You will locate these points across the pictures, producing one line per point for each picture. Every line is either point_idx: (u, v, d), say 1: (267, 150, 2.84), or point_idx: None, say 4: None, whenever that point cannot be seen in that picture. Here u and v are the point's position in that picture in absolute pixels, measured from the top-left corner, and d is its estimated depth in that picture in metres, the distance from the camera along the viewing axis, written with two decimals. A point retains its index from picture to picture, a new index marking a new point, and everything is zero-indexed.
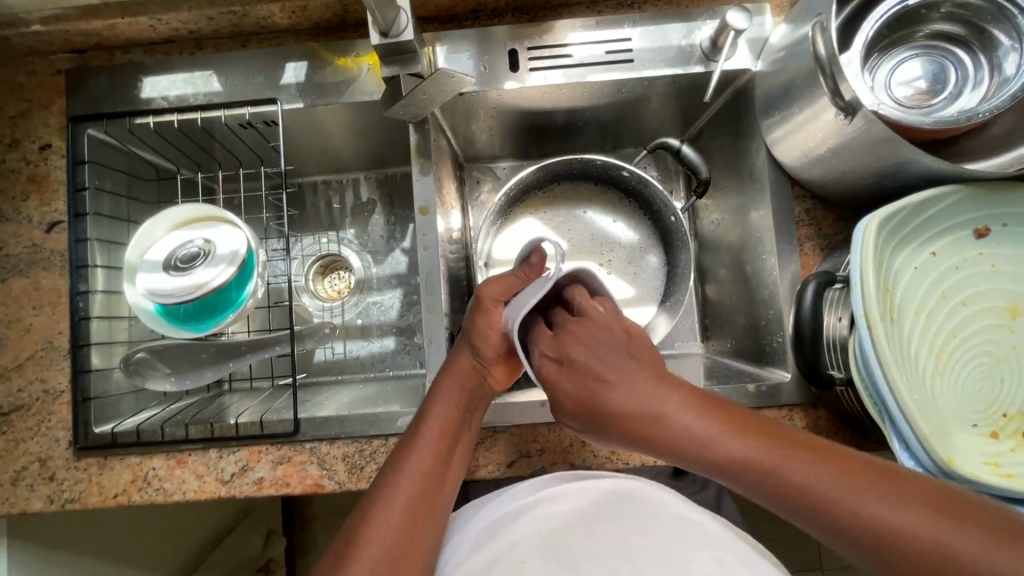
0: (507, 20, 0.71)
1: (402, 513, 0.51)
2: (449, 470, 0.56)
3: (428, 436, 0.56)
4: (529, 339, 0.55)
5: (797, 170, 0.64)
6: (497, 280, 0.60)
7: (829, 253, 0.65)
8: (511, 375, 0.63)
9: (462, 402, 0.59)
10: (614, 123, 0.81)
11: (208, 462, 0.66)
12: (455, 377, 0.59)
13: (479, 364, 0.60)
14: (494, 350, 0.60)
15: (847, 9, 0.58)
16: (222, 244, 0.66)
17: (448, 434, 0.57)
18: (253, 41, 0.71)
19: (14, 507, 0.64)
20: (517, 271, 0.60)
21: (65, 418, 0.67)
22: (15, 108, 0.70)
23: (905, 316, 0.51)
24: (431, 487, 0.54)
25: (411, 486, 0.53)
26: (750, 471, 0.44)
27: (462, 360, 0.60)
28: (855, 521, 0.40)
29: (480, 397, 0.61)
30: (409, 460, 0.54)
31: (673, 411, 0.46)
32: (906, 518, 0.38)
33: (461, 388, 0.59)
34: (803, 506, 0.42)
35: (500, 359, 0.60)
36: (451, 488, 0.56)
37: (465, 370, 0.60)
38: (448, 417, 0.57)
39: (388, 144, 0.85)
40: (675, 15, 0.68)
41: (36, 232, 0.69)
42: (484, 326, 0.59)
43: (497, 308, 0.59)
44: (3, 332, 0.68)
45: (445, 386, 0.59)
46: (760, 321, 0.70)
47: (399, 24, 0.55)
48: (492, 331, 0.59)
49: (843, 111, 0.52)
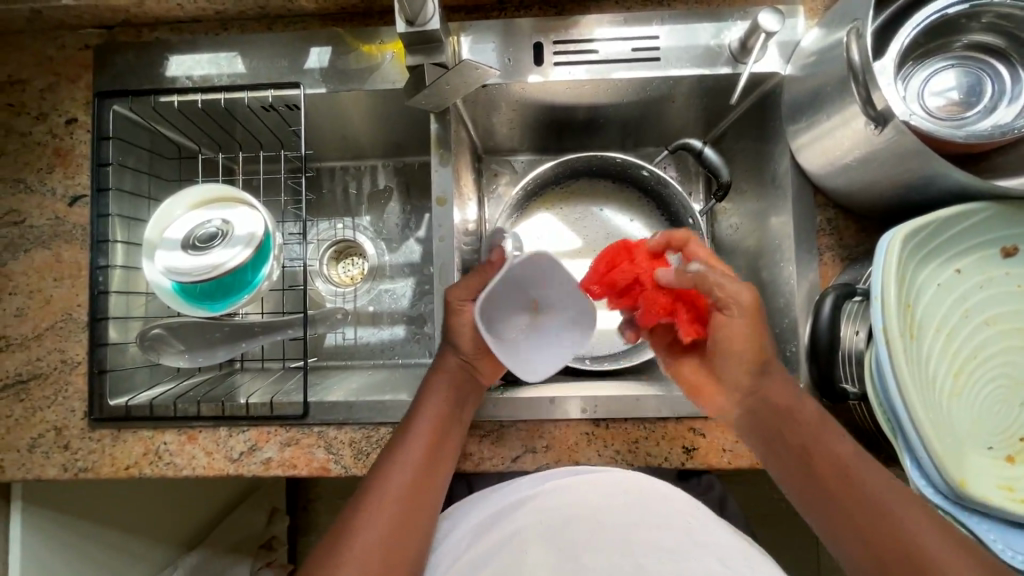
0: (534, 13, 0.69)
1: (392, 509, 0.53)
2: (439, 467, 0.57)
3: (418, 434, 0.57)
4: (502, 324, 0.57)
5: (821, 178, 0.63)
6: (465, 280, 0.60)
7: (848, 264, 0.64)
8: (498, 369, 0.63)
9: (452, 401, 0.60)
10: (636, 121, 0.81)
11: (217, 440, 0.67)
12: (442, 377, 0.60)
13: (463, 362, 0.61)
14: (474, 345, 0.61)
15: (884, 14, 0.56)
16: (239, 226, 0.67)
17: (438, 430, 0.58)
18: (279, 24, 0.71)
19: (29, 472, 0.66)
20: (478, 269, 0.60)
21: (81, 389, 0.68)
22: (42, 81, 0.71)
23: (924, 333, 0.50)
24: (420, 483, 0.55)
25: (402, 482, 0.54)
26: (845, 484, 0.49)
27: (446, 360, 0.61)
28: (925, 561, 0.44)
29: (469, 395, 0.61)
30: (404, 454, 0.56)
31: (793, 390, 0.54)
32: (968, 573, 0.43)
33: (452, 387, 0.60)
34: (884, 533, 0.46)
35: (481, 352, 0.61)
36: (439, 484, 0.57)
37: (452, 370, 0.60)
38: (435, 417, 0.58)
39: (408, 133, 0.85)
40: (705, 14, 0.66)
41: (59, 205, 0.70)
42: (460, 325, 0.60)
43: (465, 308, 0.60)
44: (24, 301, 0.69)
45: (435, 384, 0.60)
46: (774, 328, 0.69)
47: (425, 13, 0.54)
48: (466, 329, 0.60)
49: (873, 121, 0.51)
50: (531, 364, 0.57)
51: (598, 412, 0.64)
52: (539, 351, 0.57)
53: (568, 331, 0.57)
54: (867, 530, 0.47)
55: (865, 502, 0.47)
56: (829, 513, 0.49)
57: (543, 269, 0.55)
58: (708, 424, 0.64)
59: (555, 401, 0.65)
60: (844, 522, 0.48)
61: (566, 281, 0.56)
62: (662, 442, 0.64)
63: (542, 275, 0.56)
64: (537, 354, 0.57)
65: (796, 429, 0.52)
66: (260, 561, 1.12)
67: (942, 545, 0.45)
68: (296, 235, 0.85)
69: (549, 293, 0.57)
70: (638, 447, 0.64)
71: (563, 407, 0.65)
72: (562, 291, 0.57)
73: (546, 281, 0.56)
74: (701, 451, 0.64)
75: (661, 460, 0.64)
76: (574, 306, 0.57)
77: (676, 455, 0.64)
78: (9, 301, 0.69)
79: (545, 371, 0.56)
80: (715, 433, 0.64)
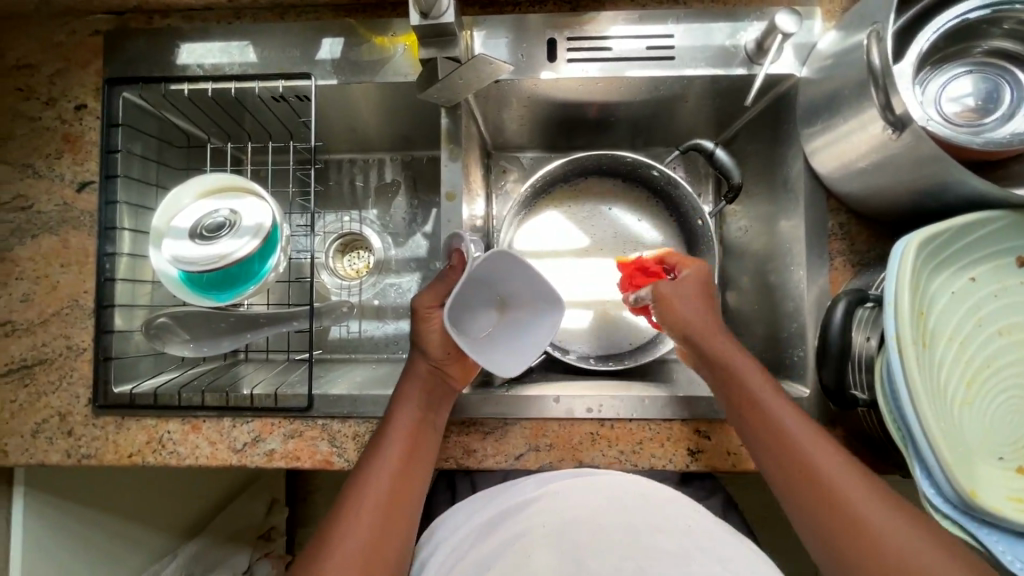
0: (548, 9, 0.68)
1: (370, 516, 0.55)
2: (416, 471, 0.59)
3: (393, 440, 0.59)
4: (472, 322, 0.63)
5: (833, 182, 0.63)
6: (431, 288, 0.62)
7: (860, 270, 0.64)
8: (467, 373, 0.63)
9: (425, 405, 0.61)
10: (647, 120, 0.80)
11: (221, 430, 0.66)
12: (414, 383, 0.62)
13: (433, 367, 0.62)
14: (442, 349, 0.62)
15: (904, 17, 0.56)
16: (247, 216, 0.67)
17: (413, 434, 0.60)
18: (291, 14, 0.71)
19: (32, 457, 0.66)
20: (440, 276, 0.63)
21: (86, 375, 0.68)
22: (52, 66, 0.71)
23: (938, 342, 0.50)
24: (398, 488, 0.57)
25: (379, 488, 0.56)
26: (803, 471, 0.51)
27: (417, 366, 0.62)
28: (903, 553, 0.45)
29: (444, 397, 0.63)
30: (380, 461, 0.58)
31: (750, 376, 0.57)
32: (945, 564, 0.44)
33: (424, 392, 0.62)
34: (840, 519, 0.48)
35: (451, 356, 0.62)
36: (416, 489, 0.59)
37: (422, 376, 0.62)
38: (408, 423, 0.60)
39: (417, 127, 0.84)
40: (721, 14, 0.66)
41: (67, 191, 0.70)
42: (428, 331, 0.62)
43: (433, 314, 0.62)
44: (30, 286, 0.69)
45: (406, 390, 0.61)
46: (782, 332, 0.69)
47: (440, 5, 0.54)
48: (433, 334, 0.62)
49: (891, 125, 0.50)
50: (510, 357, 0.60)
51: (603, 412, 0.64)
52: (514, 344, 0.61)
53: (538, 322, 0.61)
54: (826, 516, 0.49)
55: (821, 488, 0.49)
56: (793, 498, 0.51)
57: (502, 265, 0.59)
58: (712, 427, 0.64)
59: (561, 400, 0.65)
60: (810, 510, 0.50)
61: (522, 273, 0.60)
62: (666, 443, 0.64)
63: (499, 271, 0.60)
64: (514, 348, 0.60)
65: (754, 415, 0.55)
66: (259, 551, 1.12)
67: (902, 530, 0.46)
68: (303, 227, 0.85)
69: (513, 289, 0.62)
70: (642, 448, 0.64)
71: (569, 406, 0.65)
72: (522, 283, 0.61)
73: (506, 277, 0.61)
74: (706, 454, 0.64)
75: (666, 462, 0.64)
76: (536, 296, 0.61)
77: (681, 458, 0.63)
78: (16, 286, 0.69)
79: (525, 362, 0.59)
80: (719, 436, 0.64)
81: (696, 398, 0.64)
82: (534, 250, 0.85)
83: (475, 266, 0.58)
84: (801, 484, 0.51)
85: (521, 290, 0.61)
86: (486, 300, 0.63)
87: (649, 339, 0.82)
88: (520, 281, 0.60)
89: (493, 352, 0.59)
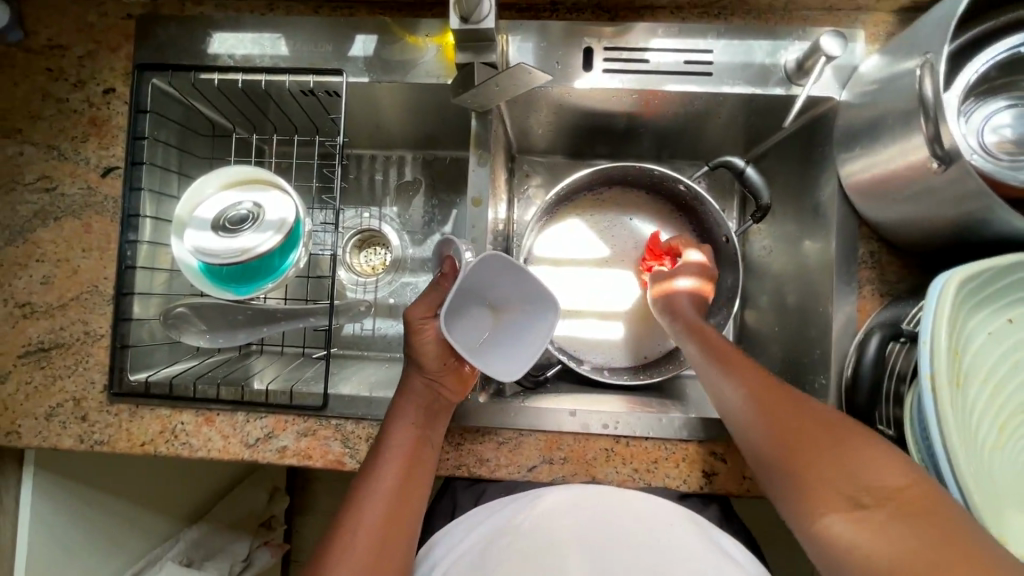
0: (586, 17, 0.67)
1: (370, 538, 0.55)
2: (413, 489, 0.59)
3: (389, 457, 0.59)
4: (465, 330, 0.62)
5: (868, 210, 0.62)
6: (422, 299, 0.62)
7: (888, 300, 0.63)
8: (464, 384, 0.63)
9: (421, 421, 0.61)
10: (676, 133, 0.79)
11: (234, 425, 0.66)
12: (409, 399, 0.61)
13: (429, 381, 0.62)
14: (437, 361, 0.62)
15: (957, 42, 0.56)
16: (271, 210, 0.66)
17: (409, 452, 0.60)
18: (325, 9, 0.70)
19: (45, 440, 0.66)
20: (433, 285, 0.63)
21: (102, 361, 0.68)
22: (82, 48, 0.70)
23: (971, 383, 0.48)
24: (396, 508, 0.58)
25: (376, 510, 0.57)
26: (774, 419, 0.52)
27: (412, 382, 0.62)
28: (848, 467, 0.45)
29: (442, 411, 0.62)
30: (377, 480, 0.58)
31: (723, 348, 0.61)
32: (893, 480, 0.43)
33: (421, 409, 0.61)
34: (809, 459, 0.48)
35: (447, 369, 0.62)
36: (416, 507, 0.59)
37: (419, 391, 0.62)
38: (405, 439, 0.60)
39: (443, 128, 0.83)
40: (762, 31, 0.64)
41: (92, 175, 0.69)
42: (422, 342, 0.62)
43: (428, 324, 0.62)
44: (51, 269, 0.68)
45: (402, 407, 0.61)
46: (805, 357, 0.68)
47: (479, 10, 0.53)
48: (430, 345, 0.61)
49: (938, 159, 0.49)
50: (506, 364, 0.60)
51: (619, 428, 0.64)
52: (509, 351, 0.61)
53: (530, 325, 0.62)
54: (797, 459, 0.49)
55: (791, 433, 0.50)
56: (771, 452, 0.51)
57: (494, 270, 0.61)
58: (728, 450, 0.63)
59: (577, 413, 0.64)
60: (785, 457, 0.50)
61: (514, 278, 0.61)
62: (681, 463, 0.63)
63: (489, 277, 0.62)
64: (508, 355, 0.61)
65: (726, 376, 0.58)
66: (259, 539, 1.12)
67: (874, 464, 0.45)
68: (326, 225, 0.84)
69: (505, 296, 0.63)
70: (657, 467, 0.63)
71: (585, 421, 0.64)
72: (513, 288, 0.62)
73: (495, 283, 0.63)
74: (720, 476, 0.63)
75: (680, 482, 0.63)
76: (525, 300, 0.63)
77: (694, 479, 0.63)
78: (36, 268, 0.68)
79: (521, 368, 0.59)
80: (735, 459, 0.63)
81: (714, 419, 0.64)
82: (564, 257, 0.84)
83: (466, 273, 0.60)
84: (774, 434, 0.51)
85: (512, 295, 0.63)
86: (477, 311, 0.64)
87: (663, 354, 0.81)
88: (511, 285, 0.62)
89: (485, 357, 0.60)
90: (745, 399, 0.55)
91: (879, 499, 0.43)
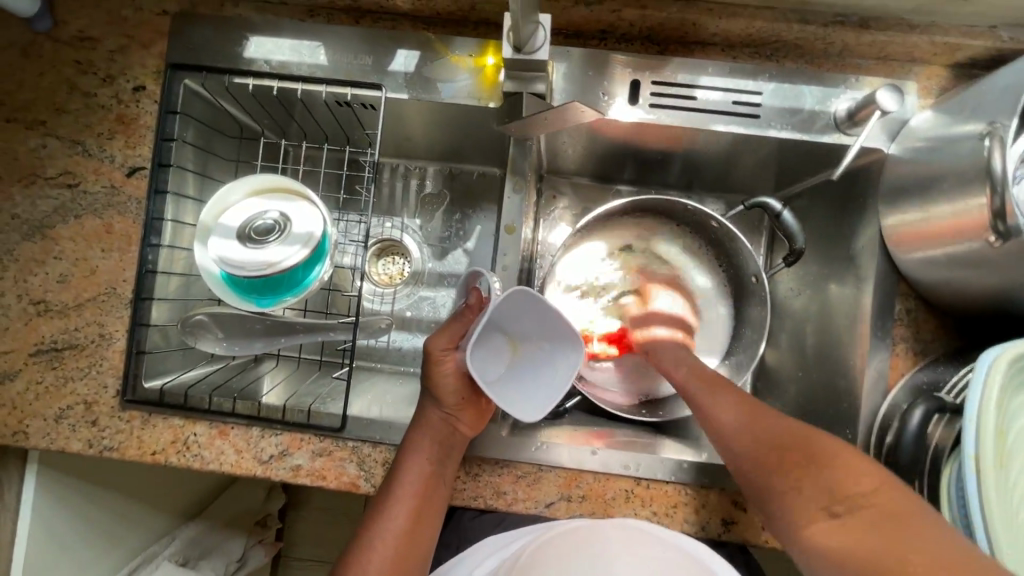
0: (635, 48, 0.65)
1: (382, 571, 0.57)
2: (426, 523, 0.60)
3: (404, 494, 0.59)
4: (482, 360, 0.60)
5: (909, 269, 0.61)
6: (446, 328, 0.61)
7: (921, 359, 0.63)
8: (479, 418, 0.63)
9: (436, 457, 0.60)
10: (712, 169, 0.77)
11: (248, 440, 0.65)
12: (423, 434, 0.61)
13: (446, 415, 0.61)
14: (456, 396, 0.61)
15: None
16: (299, 222, 0.65)
17: (421, 488, 0.60)
18: (367, 19, 0.68)
19: (53, 443, 0.65)
20: (456, 316, 0.62)
21: (116, 366, 0.66)
22: (113, 41, 0.68)
23: (1013, 462, 0.48)
24: (407, 543, 0.59)
25: (389, 545, 0.58)
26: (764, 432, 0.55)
27: (430, 414, 0.61)
28: (825, 481, 0.50)
29: (456, 447, 0.62)
30: (391, 516, 0.59)
31: (703, 375, 0.64)
32: (868, 483, 0.48)
33: (435, 444, 0.61)
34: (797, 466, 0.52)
35: (465, 403, 0.62)
36: (427, 536, 0.61)
37: (434, 425, 0.61)
38: (417, 474, 0.60)
39: (474, 145, 0.81)
40: (812, 77, 0.63)
41: (116, 174, 0.67)
42: (443, 372, 0.61)
43: (449, 356, 0.61)
44: (68, 268, 0.67)
45: (417, 440, 0.60)
46: (829, 408, 0.67)
47: (534, 41, 0.52)
48: (447, 379, 0.61)
49: (998, 233, 0.48)
50: (522, 404, 0.57)
51: (640, 470, 0.63)
52: (522, 389, 0.58)
53: (549, 362, 0.59)
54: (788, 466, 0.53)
55: (781, 444, 0.54)
56: (758, 461, 0.54)
57: (521, 304, 0.58)
58: (750, 500, 0.63)
59: (598, 452, 0.64)
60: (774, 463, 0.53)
61: (539, 313, 0.58)
62: (701, 510, 0.63)
63: (510, 310, 0.59)
64: (522, 393, 0.58)
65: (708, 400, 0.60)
66: (255, 537, 1.11)
67: (856, 469, 0.50)
68: (356, 239, 0.82)
69: (526, 329, 0.60)
70: (676, 512, 0.63)
71: (606, 460, 0.63)
72: (536, 324, 0.59)
73: (516, 317, 0.59)
74: (739, 526, 0.63)
75: (698, 528, 0.63)
76: (546, 337, 0.59)
77: (713, 527, 0.62)
78: (53, 266, 0.66)
79: (537, 410, 0.57)
80: (757, 510, 0.63)
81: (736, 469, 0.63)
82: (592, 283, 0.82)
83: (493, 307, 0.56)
84: (764, 447, 0.55)
85: (534, 330, 0.60)
86: (497, 343, 0.61)
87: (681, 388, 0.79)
88: (534, 320, 0.59)
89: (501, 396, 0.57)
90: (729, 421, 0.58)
91: (849, 509, 0.48)
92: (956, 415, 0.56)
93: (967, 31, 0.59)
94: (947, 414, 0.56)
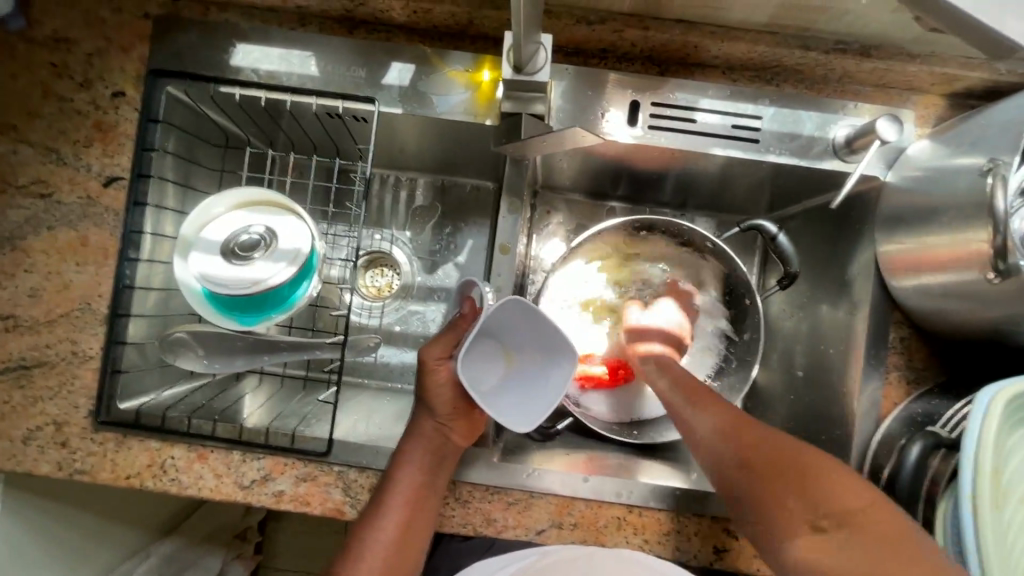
0: (635, 68, 0.64)
1: None
2: (415, 535, 0.58)
3: (394, 504, 0.57)
4: (476, 370, 0.58)
5: (904, 298, 0.61)
6: (440, 338, 0.60)
7: (912, 388, 0.63)
8: (473, 430, 0.61)
9: (428, 467, 0.59)
10: (707, 189, 0.77)
11: (229, 463, 0.62)
12: (418, 442, 0.59)
13: (439, 424, 0.60)
14: (448, 406, 0.59)
15: None
16: (286, 236, 0.62)
17: (412, 499, 0.58)
18: (360, 30, 0.66)
19: (20, 466, 0.61)
20: (450, 325, 0.61)
21: (89, 385, 0.63)
22: (91, 44, 0.65)
23: (1008, 500, 0.48)
24: (399, 555, 0.58)
25: (377, 558, 0.56)
26: (746, 441, 0.54)
27: (423, 424, 0.60)
28: (811, 496, 0.48)
29: (449, 456, 0.60)
30: (380, 525, 0.57)
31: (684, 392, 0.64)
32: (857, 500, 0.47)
33: (428, 454, 0.59)
34: (781, 479, 0.50)
35: (457, 414, 0.60)
36: (419, 548, 0.59)
37: (428, 435, 0.59)
38: (410, 484, 0.58)
39: (467, 159, 0.79)
40: (811, 102, 0.63)
41: (93, 183, 0.64)
42: (439, 384, 0.59)
43: (442, 365, 0.59)
44: (39, 282, 0.63)
45: (409, 451, 0.59)
46: (821, 434, 0.67)
47: (536, 62, 0.51)
48: (443, 390, 0.59)
49: (997, 271, 0.48)
50: (518, 414, 0.56)
51: (633, 497, 0.62)
52: (518, 400, 0.57)
53: (542, 376, 0.57)
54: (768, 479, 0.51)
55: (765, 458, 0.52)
56: (736, 474, 0.53)
57: (514, 314, 0.57)
58: None
59: (591, 479, 0.62)
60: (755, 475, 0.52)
61: (533, 325, 0.57)
62: (694, 537, 0.62)
63: (504, 320, 0.58)
64: (519, 404, 0.56)
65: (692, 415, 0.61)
66: (232, 552, 1.07)
67: (849, 483, 0.48)
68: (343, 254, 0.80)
69: (519, 340, 0.59)
70: (668, 539, 0.62)
71: (598, 486, 0.62)
72: (530, 334, 0.58)
73: (510, 327, 0.58)
74: (731, 553, 0.62)
75: (690, 556, 0.62)
76: (540, 347, 0.58)
77: (706, 554, 0.62)
78: (24, 279, 0.63)
79: (534, 420, 0.55)
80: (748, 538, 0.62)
81: None
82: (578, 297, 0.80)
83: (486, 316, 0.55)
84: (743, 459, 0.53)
85: (527, 339, 0.59)
86: (489, 351, 0.59)
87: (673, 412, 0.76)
88: (527, 329, 0.58)
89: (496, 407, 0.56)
90: (710, 434, 0.57)
91: (838, 524, 0.46)
92: (951, 450, 0.56)
93: (965, 63, 0.59)
94: (942, 448, 0.56)
